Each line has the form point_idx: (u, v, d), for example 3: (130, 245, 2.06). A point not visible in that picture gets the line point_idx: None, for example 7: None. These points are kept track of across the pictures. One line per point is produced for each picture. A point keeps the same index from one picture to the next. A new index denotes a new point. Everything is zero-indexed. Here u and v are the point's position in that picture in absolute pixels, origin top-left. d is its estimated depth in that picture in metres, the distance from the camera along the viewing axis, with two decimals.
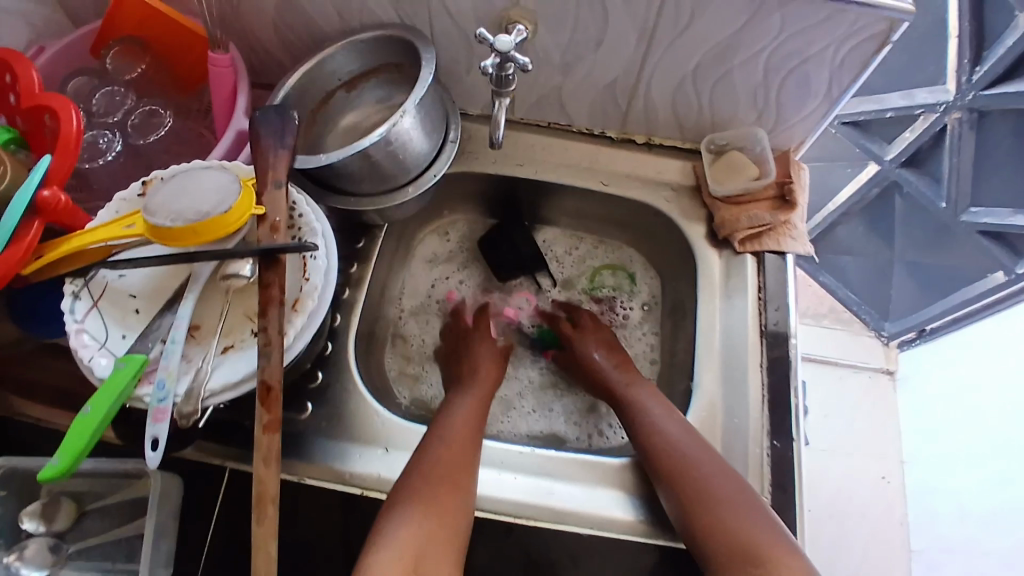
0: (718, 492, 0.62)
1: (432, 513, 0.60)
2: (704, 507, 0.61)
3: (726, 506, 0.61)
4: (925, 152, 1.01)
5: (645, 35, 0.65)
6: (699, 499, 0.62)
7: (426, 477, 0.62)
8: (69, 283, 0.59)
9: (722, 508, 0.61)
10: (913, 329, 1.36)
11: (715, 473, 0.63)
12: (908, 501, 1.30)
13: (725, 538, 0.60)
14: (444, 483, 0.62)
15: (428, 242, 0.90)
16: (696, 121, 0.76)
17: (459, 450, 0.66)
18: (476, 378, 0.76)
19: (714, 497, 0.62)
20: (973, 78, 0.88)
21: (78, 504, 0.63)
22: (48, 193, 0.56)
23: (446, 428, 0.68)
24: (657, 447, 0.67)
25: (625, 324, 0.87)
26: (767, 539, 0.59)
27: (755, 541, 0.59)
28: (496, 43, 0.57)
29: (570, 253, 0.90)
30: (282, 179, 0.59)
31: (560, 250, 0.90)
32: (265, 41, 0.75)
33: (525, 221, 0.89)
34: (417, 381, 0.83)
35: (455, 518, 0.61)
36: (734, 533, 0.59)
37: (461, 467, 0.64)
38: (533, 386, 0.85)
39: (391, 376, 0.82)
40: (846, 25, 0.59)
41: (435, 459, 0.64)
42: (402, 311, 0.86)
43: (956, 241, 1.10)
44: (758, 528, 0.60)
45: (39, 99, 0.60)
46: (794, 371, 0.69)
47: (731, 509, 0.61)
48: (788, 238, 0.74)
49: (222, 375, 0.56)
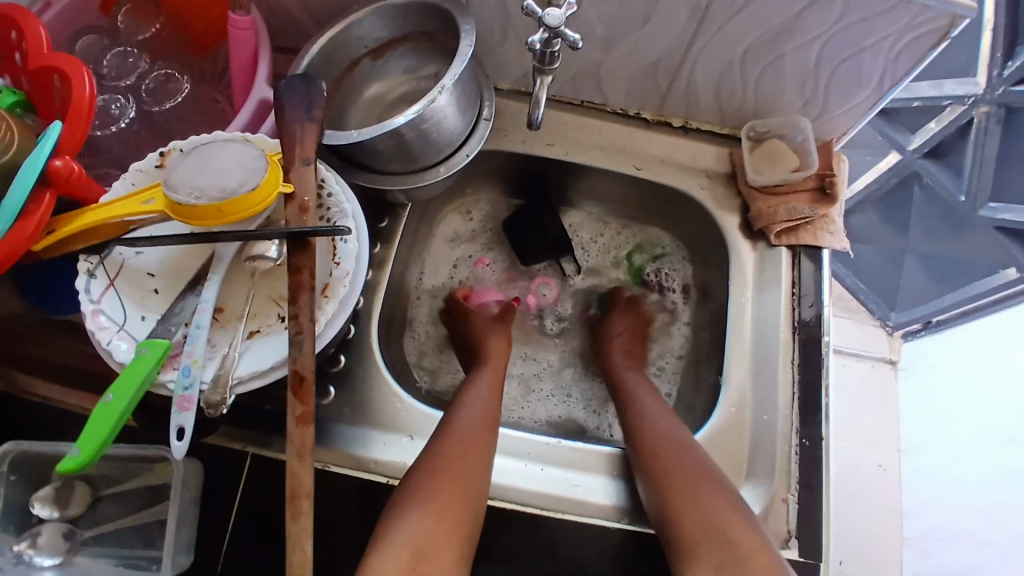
0: (687, 473, 0.62)
1: (438, 505, 0.58)
2: (679, 484, 0.61)
3: (695, 488, 0.60)
4: (950, 143, 0.96)
5: (697, 14, 0.61)
6: (671, 476, 0.61)
7: (433, 471, 0.60)
8: (84, 260, 0.55)
9: (698, 489, 0.60)
10: (920, 320, 1.32)
11: (691, 453, 0.64)
12: (904, 489, 1.27)
13: (695, 516, 0.58)
14: (446, 475, 0.59)
15: (450, 221, 0.88)
16: (737, 107, 0.74)
17: (467, 441, 0.63)
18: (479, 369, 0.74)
19: (687, 474, 0.61)
20: (1004, 73, 0.83)
21: (93, 489, 0.61)
22: (61, 163, 0.52)
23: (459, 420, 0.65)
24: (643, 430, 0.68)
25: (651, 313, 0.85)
26: (731, 516, 0.58)
27: (722, 519, 0.58)
28: (546, 17, 0.55)
29: (595, 239, 0.88)
30: (310, 155, 0.56)
31: (587, 234, 0.88)
32: (286, 2, 0.71)
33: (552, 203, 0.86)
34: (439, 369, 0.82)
35: (463, 508, 0.58)
36: (703, 512, 0.58)
37: (467, 456, 0.61)
38: (552, 370, 0.83)
39: (410, 360, 0.80)
40: (907, 19, 0.56)
41: (444, 453, 0.61)
42: (420, 292, 0.84)
43: (971, 232, 1.05)
44: (725, 507, 0.59)
45: (47, 59, 0.56)
46: (825, 369, 0.69)
47: (707, 488, 0.60)
48: (824, 232, 0.73)
49: (249, 362, 0.54)
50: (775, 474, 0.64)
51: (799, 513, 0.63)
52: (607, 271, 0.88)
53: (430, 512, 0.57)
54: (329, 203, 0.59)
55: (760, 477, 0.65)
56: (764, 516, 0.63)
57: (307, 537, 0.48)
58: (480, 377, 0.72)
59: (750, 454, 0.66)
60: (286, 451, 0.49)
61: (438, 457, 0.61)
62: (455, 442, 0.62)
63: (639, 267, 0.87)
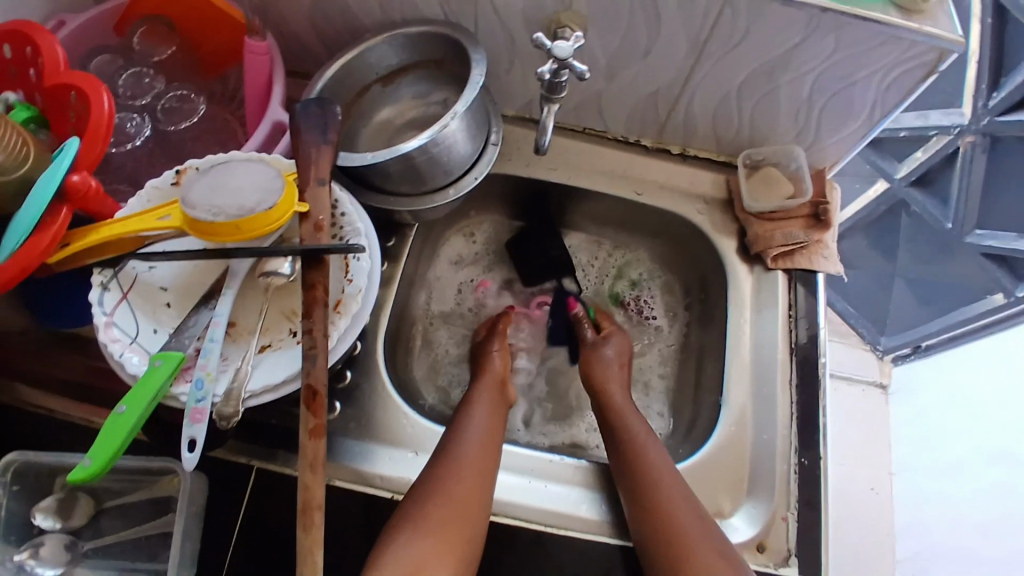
0: (667, 500, 0.62)
1: (439, 529, 0.58)
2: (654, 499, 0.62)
3: (676, 515, 0.61)
4: (936, 172, 1.00)
5: (696, 47, 0.64)
6: (644, 493, 0.63)
7: (431, 493, 0.61)
8: (97, 274, 0.56)
9: (669, 505, 0.62)
10: (910, 343, 1.35)
11: (664, 464, 0.66)
12: (896, 512, 1.28)
13: (668, 532, 0.60)
14: (444, 500, 0.60)
15: (452, 243, 0.89)
16: (734, 136, 0.77)
17: (467, 462, 0.63)
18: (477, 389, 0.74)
19: (662, 491, 0.63)
20: (989, 103, 0.87)
21: (97, 500, 0.61)
22: (78, 178, 0.53)
23: (460, 437, 0.65)
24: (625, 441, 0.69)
25: (649, 335, 0.87)
26: (698, 531, 0.60)
27: (692, 533, 0.60)
28: (556, 50, 0.57)
29: (595, 263, 0.90)
30: (324, 176, 0.57)
31: (586, 256, 0.90)
32: (299, 29, 0.73)
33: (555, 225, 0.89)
34: (444, 387, 0.82)
35: (464, 531, 0.59)
36: (674, 526, 0.61)
37: (464, 480, 0.61)
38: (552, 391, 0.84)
39: (417, 375, 0.81)
40: (898, 52, 0.59)
41: (443, 475, 0.62)
42: (422, 308, 0.85)
43: (958, 256, 1.09)
44: (694, 523, 0.61)
45: (66, 78, 0.58)
46: (823, 390, 0.70)
47: (682, 506, 0.62)
48: (819, 257, 0.75)
49: (261, 375, 0.55)
50: (775, 492, 0.65)
51: (798, 530, 0.64)
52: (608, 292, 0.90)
53: (430, 535, 0.58)
54: (342, 222, 0.60)
55: (760, 494, 0.66)
56: (765, 533, 0.64)
57: (319, 549, 0.50)
58: (478, 397, 0.72)
59: (750, 472, 0.68)
60: (298, 464, 0.51)
61: (438, 481, 0.61)
62: (453, 466, 0.62)
63: (619, 291, 0.90)
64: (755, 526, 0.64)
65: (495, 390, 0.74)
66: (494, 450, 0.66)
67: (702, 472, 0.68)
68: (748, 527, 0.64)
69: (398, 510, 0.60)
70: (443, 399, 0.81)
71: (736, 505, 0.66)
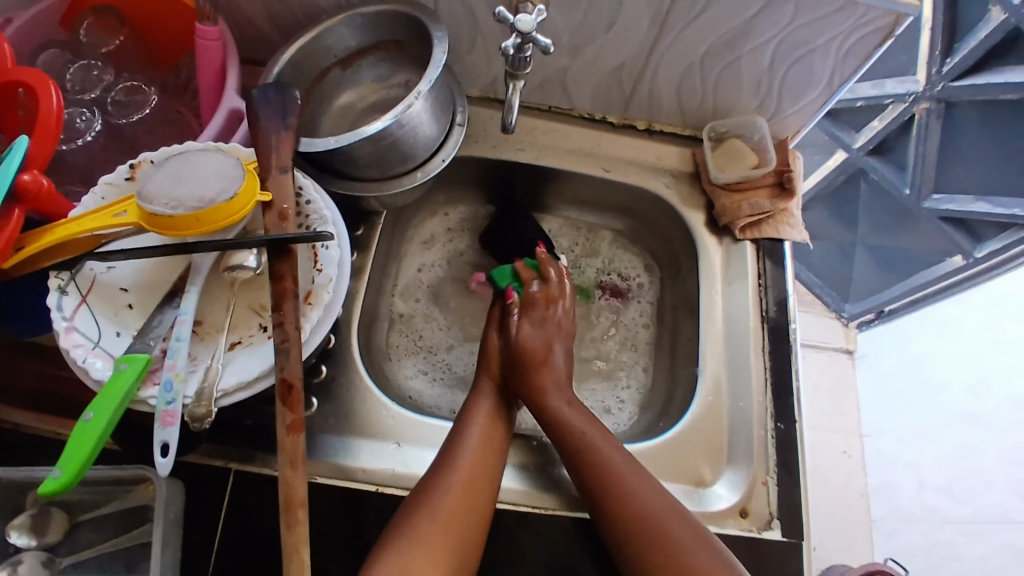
0: (616, 466, 0.63)
1: (436, 543, 0.57)
2: (616, 486, 0.61)
3: (621, 485, 0.61)
4: (892, 139, 1.02)
5: (658, 19, 0.64)
6: (600, 479, 0.62)
7: (428, 488, 0.61)
8: (54, 277, 0.54)
9: (632, 487, 0.61)
10: (873, 309, 1.38)
11: (617, 458, 0.63)
12: (868, 473, 1.32)
13: (630, 513, 0.60)
14: (438, 516, 0.58)
15: (426, 222, 0.89)
16: (698, 108, 0.77)
17: (464, 458, 0.62)
18: (480, 389, 0.72)
19: (621, 476, 0.62)
20: (943, 69, 0.88)
21: (69, 515, 0.59)
22: (28, 178, 0.50)
23: (461, 436, 0.65)
24: (564, 430, 0.67)
25: (628, 313, 0.86)
26: (664, 510, 0.60)
27: (658, 507, 0.60)
28: (518, 23, 0.57)
29: (574, 245, 0.89)
30: (287, 163, 0.56)
31: (567, 242, 0.89)
32: (252, 13, 0.71)
33: (527, 207, 0.88)
34: (414, 375, 0.80)
35: (451, 547, 0.57)
36: (637, 505, 0.60)
37: (461, 497, 0.60)
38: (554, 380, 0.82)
39: (397, 359, 0.80)
40: (855, 18, 0.60)
41: (439, 471, 0.62)
42: (395, 290, 0.84)
43: (914, 219, 1.11)
44: (659, 500, 0.61)
45: (10, 73, 0.54)
46: (794, 355, 0.72)
47: (640, 483, 0.62)
48: (785, 225, 0.76)
49: (233, 373, 0.54)
50: (753, 457, 0.67)
51: (779, 493, 0.65)
52: (586, 270, 0.89)
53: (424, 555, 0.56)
54: (308, 210, 0.59)
55: (739, 461, 0.67)
56: (747, 498, 0.65)
57: (305, 546, 0.49)
58: (478, 404, 0.70)
59: (728, 439, 0.69)
60: (279, 461, 0.50)
61: (432, 499, 0.60)
62: (449, 479, 0.61)
63: (594, 276, 0.88)
64: (737, 492, 0.65)
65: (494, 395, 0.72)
66: (495, 446, 0.65)
67: (680, 444, 0.69)
68: (730, 494, 0.65)
69: (389, 527, 0.59)
70: (433, 382, 0.80)
71: (716, 472, 0.68)
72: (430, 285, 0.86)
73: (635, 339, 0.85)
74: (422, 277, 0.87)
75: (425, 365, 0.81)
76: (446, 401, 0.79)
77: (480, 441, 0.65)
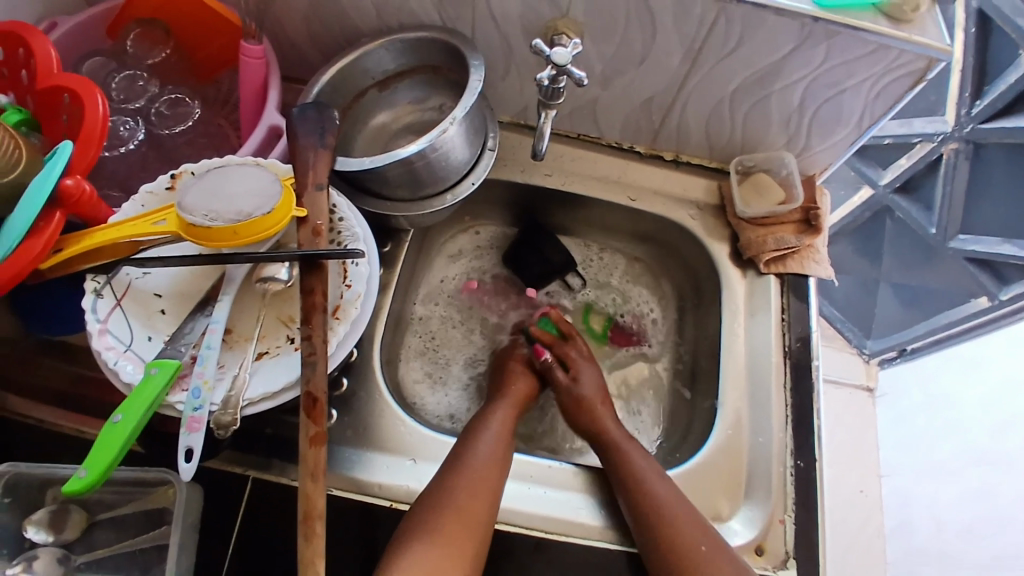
0: (663, 508, 0.62)
1: (448, 543, 0.58)
2: (654, 515, 0.62)
3: (670, 527, 0.61)
4: (918, 179, 1.01)
5: (690, 55, 0.65)
6: (648, 516, 0.62)
7: (433, 501, 0.60)
8: (91, 280, 0.56)
9: (671, 518, 0.62)
10: (895, 347, 1.35)
11: (659, 493, 0.64)
12: (885, 513, 1.28)
13: (676, 553, 0.60)
14: (451, 510, 0.59)
15: (456, 237, 0.90)
16: (727, 143, 0.78)
17: (473, 475, 0.62)
18: (495, 407, 0.73)
19: (663, 515, 0.62)
20: (973, 111, 0.88)
21: (87, 513, 0.60)
22: (71, 182, 0.52)
23: (474, 450, 0.65)
24: (622, 468, 0.67)
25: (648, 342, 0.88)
26: (706, 545, 0.61)
27: (702, 548, 0.60)
28: (554, 55, 0.59)
29: (591, 262, 0.91)
30: (323, 181, 0.58)
31: (580, 257, 0.91)
32: (295, 33, 0.73)
33: (548, 228, 0.89)
34: (420, 383, 0.81)
35: (473, 543, 0.59)
36: (678, 544, 0.60)
37: (465, 505, 0.60)
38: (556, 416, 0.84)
39: (414, 362, 0.82)
40: (887, 61, 0.60)
41: (446, 481, 0.62)
42: (417, 297, 0.86)
43: (942, 261, 1.10)
44: (703, 538, 0.61)
45: (59, 79, 0.57)
46: (816, 392, 0.71)
47: (679, 516, 0.62)
48: (810, 261, 0.76)
49: (260, 384, 0.55)
50: (772, 493, 0.66)
51: (796, 533, 0.64)
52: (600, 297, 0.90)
53: (434, 554, 0.57)
54: (340, 226, 0.61)
55: (757, 498, 0.66)
56: (763, 535, 0.64)
57: (321, 560, 0.49)
58: (492, 414, 0.71)
59: (747, 474, 0.68)
60: (299, 473, 0.51)
61: (447, 497, 0.60)
62: (459, 481, 0.61)
63: (613, 312, 0.90)
64: (753, 529, 0.64)
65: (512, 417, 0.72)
66: (500, 465, 0.65)
67: (701, 475, 0.68)
68: (746, 530, 0.65)
69: (409, 516, 0.60)
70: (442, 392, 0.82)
71: (733, 507, 0.67)
72: (452, 296, 0.88)
73: (654, 364, 0.87)
74: (444, 287, 0.88)
75: (438, 378, 0.83)
76: (446, 408, 0.81)
77: (485, 457, 0.65)
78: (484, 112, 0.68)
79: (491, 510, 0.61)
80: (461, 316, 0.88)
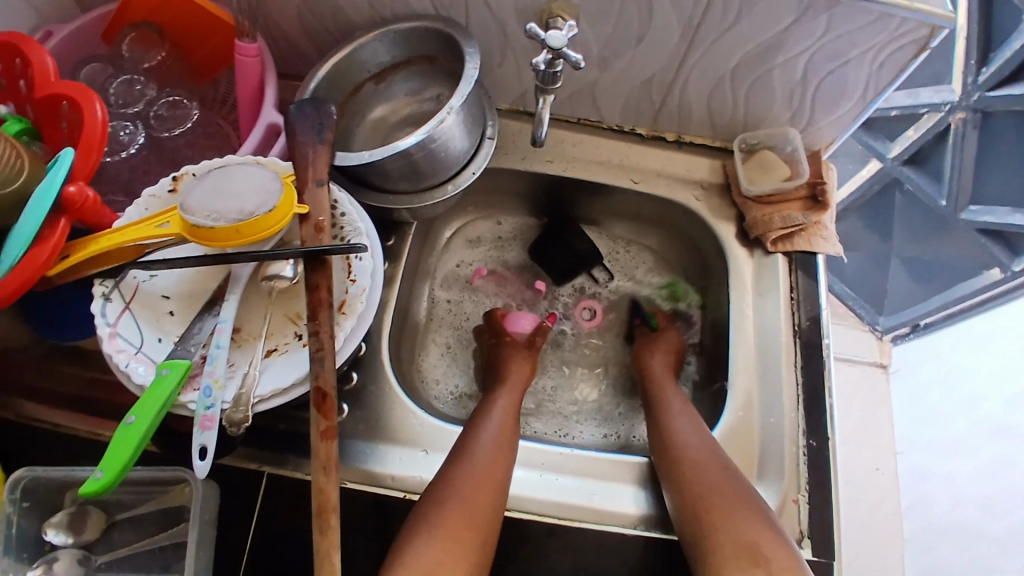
0: (690, 454, 0.65)
1: (452, 532, 0.58)
2: (681, 468, 0.64)
3: (696, 472, 0.63)
4: (927, 151, 1.00)
5: (688, 33, 0.64)
6: (676, 463, 0.65)
7: (433, 502, 0.60)
8: (99, 284, 0.56)
9: (697, 466, 0.64)
10: (909, 322, 1.33)
11: (690, 441, 0.67)
12: (901, 491, 1.27)
13: (698, 495, 0.62)
14: (454, 503, 0.60)
15: (475, 225, 0.90)
16: (729, 121, 0.77)
17: (478, 472, 0.62)
18: (496, 400, 0.72)
19: (690, 457, 0.65)
20: (979, 78, 0.86)
21: (106, 514, 0.61)
22: (74, 190, 0.52)
23: (481, 446, 0.65)
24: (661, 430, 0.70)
25: None
26: (727, 488, 0.62)
27: (722, 495, 0.61)
28: (549, 39, 0.58)
29: (616, 255, 0.90)
30: (323, 177, 0.58)
31: (606, 249, 0.90)
32: (289, 28, 0.73)
33: (574, 218, 0.88)
34: (422, 356, 0.83)
35: (476, 532, 0.59)
36: (699, 488, 0.62)
37: (474, 491, 0.61)
38: (574, 402, 0.84)
39: (426, 341, 0.84)
40: (890, 30, 0.59)
41: (456, 477, 0.62)
42: (433, 282, 0.87)
43: (953, 234, 1.08)
44: (724, 482, 0.62)
45: (57, 87, 0.57)
46: (827, 370, 0.71)
47: (702, 464, 0.64)
48: (819, 237, 0.75)
49: (270, 380, 0.55)
50: (785, 474, 0.66)
51: (810, 512, 0.64)
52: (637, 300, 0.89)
53: (441, 539, 0.58)
54: (343, 222, 0.61)
55: (769, 480, 0.66)
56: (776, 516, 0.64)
57: (337, 551, 0.50)
58: (494, 405, 0.71)
59: (759, 454, 0.68)
60: (311, 467, 0.51)
61: (451, 489, 0.61)
62: (464, 472, 0.62)
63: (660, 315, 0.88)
64: None
65: (512, 407, 0.72)
66: (507, 452, 0.65)
67: None
68: None
69: (411, 516, 0.60)
70: (450, 367, 0.84)
71: None
72: (467, 280, 0.89)
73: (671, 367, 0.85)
74: (460, 271, 0.89)
75: (439, 357, 0.84)
76: (445, 378, 0.83)
77: (492, 456, 0.64)
78: (483, 101, 0.68)
79: (501, 498, 0.62)
80: (470, 299, 0.88)
